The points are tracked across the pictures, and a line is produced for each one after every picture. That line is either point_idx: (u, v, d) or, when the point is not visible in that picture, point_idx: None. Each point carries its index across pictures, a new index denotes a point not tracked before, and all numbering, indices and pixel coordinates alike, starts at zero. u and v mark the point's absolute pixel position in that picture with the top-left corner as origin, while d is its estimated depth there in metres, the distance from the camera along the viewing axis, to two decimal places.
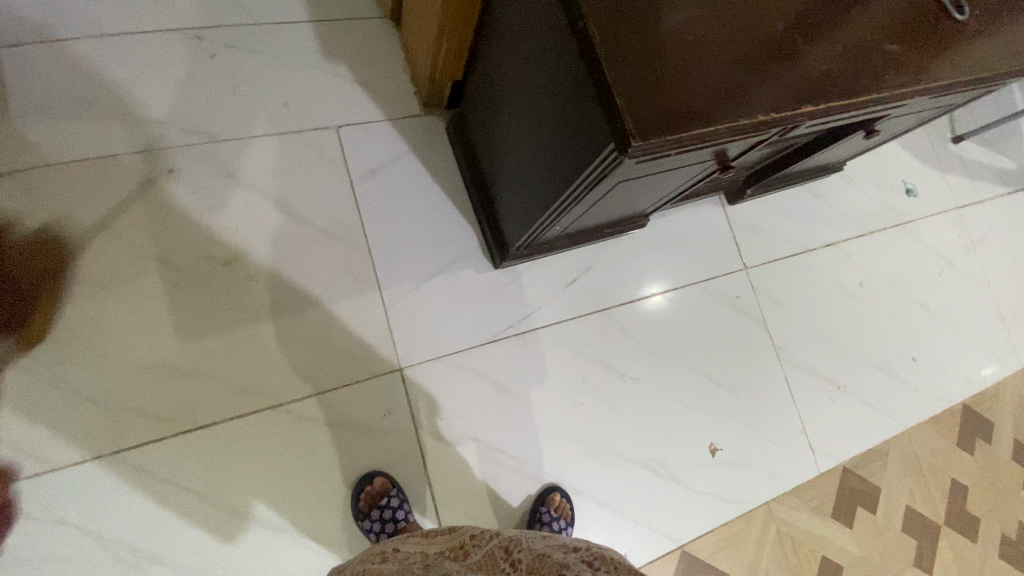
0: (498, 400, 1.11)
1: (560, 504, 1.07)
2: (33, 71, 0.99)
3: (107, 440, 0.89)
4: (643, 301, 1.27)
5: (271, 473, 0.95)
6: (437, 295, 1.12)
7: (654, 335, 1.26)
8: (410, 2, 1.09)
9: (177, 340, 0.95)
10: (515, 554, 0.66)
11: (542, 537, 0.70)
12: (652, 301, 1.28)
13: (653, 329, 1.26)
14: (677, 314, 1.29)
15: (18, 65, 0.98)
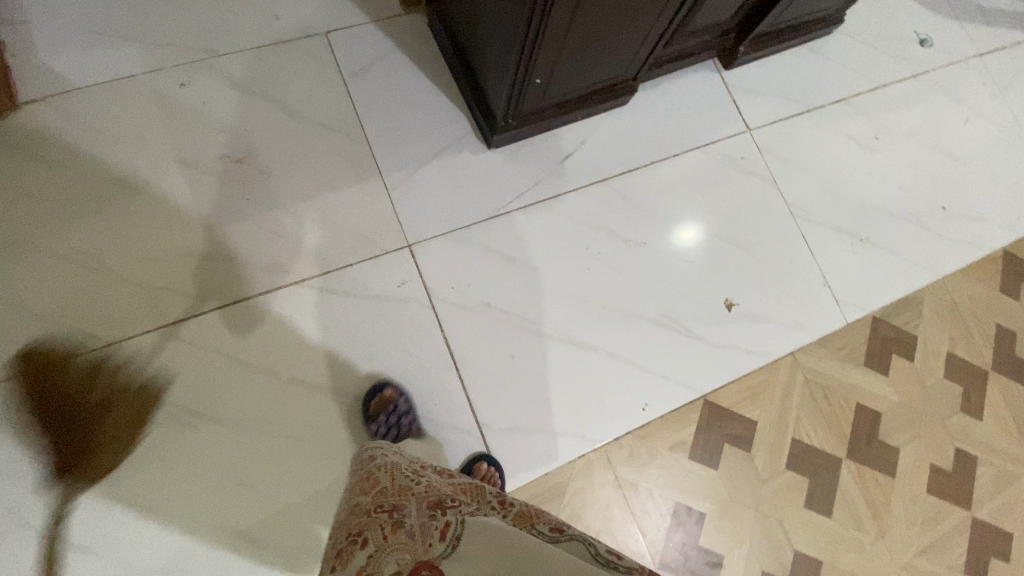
0: (505, 269, 1.15)
1: (487, 473, 1.01)
2: (51, 12, 1.10)
3: (153, 317, 1.00)
4: (676, 240, 1.25)
5: (301, 340, 1.04)
6: (436, 175, 1.16)
7: (691, 272, 1.23)
8: None
9: (203, 229, 1.05)
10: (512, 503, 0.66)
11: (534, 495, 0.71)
12: (687, 241, 1.25)
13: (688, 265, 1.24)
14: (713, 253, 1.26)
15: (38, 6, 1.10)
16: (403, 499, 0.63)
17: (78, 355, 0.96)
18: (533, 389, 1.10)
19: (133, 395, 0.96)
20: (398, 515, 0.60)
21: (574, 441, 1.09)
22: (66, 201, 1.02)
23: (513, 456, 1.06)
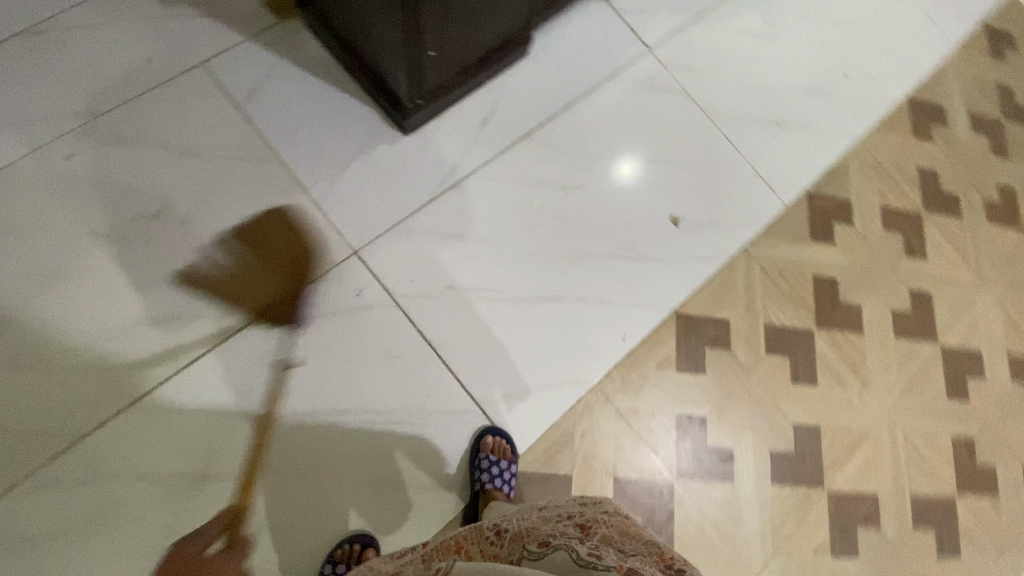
0: (457, 248, 1.15)
1: (497, 445, 1.03)
2: None
3: (120, 396, 0.97)
4: (617, 176, 1.27)
5: (276, 375, 1.02)
6: (361, 177, 1.14)
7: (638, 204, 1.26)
8: None
9: (142, 295, 1.01)
10: (506, 530, 0.71)
11: (531, 512, 0.75)
12: (626, 176, 1.28)
13: (633, 198, 1.27)
14: (654, 182, 1.29)
15: None
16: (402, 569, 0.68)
17: (54, 457, 0.93)
18: (517, 354, 1.12)
19: (125, 480, 0.94)
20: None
21: (566, 394, 1.11)
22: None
23: (516, 422, 1.08)
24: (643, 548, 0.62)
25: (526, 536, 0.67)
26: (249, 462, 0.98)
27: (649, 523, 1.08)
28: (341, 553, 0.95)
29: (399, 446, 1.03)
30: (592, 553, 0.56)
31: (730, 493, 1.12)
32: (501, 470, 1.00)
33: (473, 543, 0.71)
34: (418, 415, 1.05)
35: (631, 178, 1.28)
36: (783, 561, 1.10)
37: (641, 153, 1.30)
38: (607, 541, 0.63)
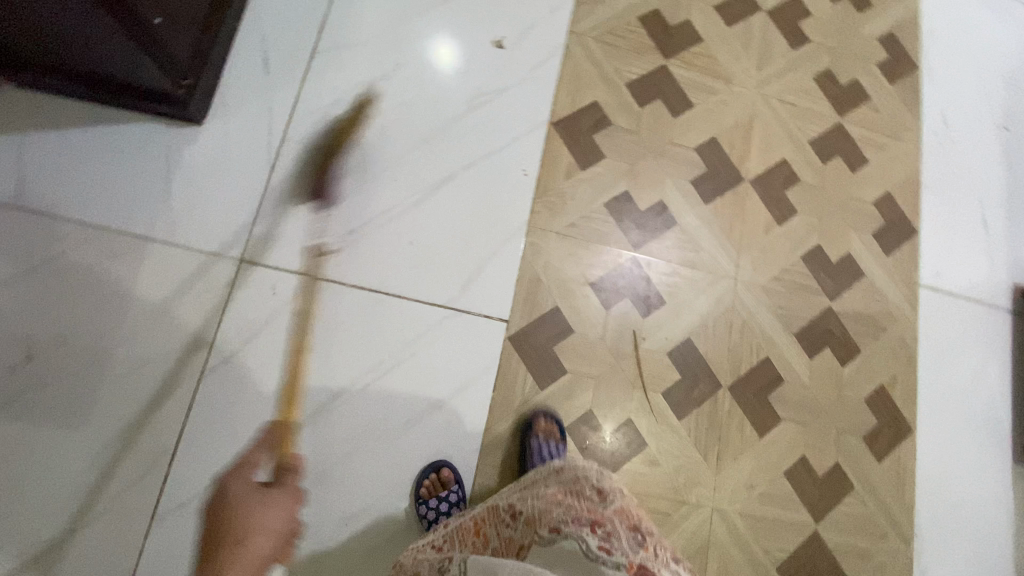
0: (331, 191, 1.06)
1: (547, 429, 1.05)
2: None
3: (136, 521, 0.89)
4: (436, 62, 1.18)
5: (260, 402, 0.97)
6: (191, 187, 1.02)
7: (474, 75, 1.19)
8: None
9: (78, 429, 0.91)
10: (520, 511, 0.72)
11: (544, 487, 0.75)
12: (444, 58, 1.19)
13: (466, 74, 1.19)
14: (469, 46, 1.21)
15: None
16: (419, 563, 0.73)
17: None
18: (449, 244, 1.10)
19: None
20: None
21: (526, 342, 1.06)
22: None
23: (489, 299, 1.10)
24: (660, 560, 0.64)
25: (536, 519, 0.67)
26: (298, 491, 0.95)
27: (640, 297, 1.17)
28: (427, 489, 0.98)
29: (409, 380, 1.03)
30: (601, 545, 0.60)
31: (681, 232, 1.22)
32: (550, 450, 1.01)
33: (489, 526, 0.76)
34: (406, 347, 1.04)
35: (449, 59, 1.19)
36: (748, 253, 1.25)
37: (452, 31, 1.22)
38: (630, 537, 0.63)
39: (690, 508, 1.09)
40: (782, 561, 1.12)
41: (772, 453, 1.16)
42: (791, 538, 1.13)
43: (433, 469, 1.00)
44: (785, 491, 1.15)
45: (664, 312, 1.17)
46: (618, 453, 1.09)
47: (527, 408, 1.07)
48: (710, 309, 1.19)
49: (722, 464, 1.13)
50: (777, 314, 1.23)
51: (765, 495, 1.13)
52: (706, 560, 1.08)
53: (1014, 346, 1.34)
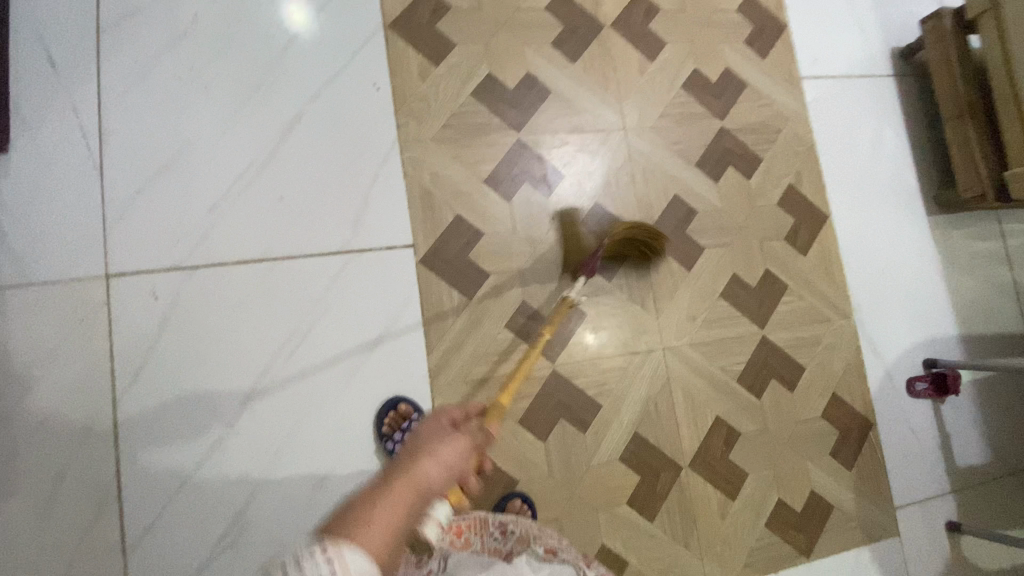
0: (175, 174, 0.98)
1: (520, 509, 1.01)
2: None
3: (109, 556, 0.87)
4: (285, 26, 1.06)
5: (189, 405, 0.93)
6: (21, 217, 0.92)
7: (335, 28, 1.08)
8: None
9: (7, 494, 0.86)
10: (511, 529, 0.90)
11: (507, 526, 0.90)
12: (294, 21, 1.07)
13: (323, 29, 1.08)
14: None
15: None
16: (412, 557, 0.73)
17: None
18: (322, 188, 1.04)
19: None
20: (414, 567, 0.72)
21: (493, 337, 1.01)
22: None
23: (384, 230, 1.05)
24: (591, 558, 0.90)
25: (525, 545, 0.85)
26: (258, 475, 0.93)
27: (537, 176, 1.13)
28: (389, 426, 0.97)
29: (334, 334, 1.00)
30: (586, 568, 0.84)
31: (559, 98, 1.17)
32: None
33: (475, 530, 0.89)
34: (317, 304, 1.00)
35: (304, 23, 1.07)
36: (629, 99, 1.22)
37: None
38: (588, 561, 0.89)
39: (644, 356, 1.14)
40: (739, 371, 1.19)
41: (706, 281, 1.19)
42: (742, 349, 1.20)
43: (390, 406, 0.99)
44: (726, 311, 1.20)
45: (565, 183, 1.14)
46: (562, 331, 1.11)
47: (460, 320, 1.06)
48: (608, 166, 1.18)
49: (661, 307, 1.16)
50: (675, 150, 1.22)
51: (709, 320, 1.18)
52: (670, 393, 1.14)
53: (902, 107, 1.38)
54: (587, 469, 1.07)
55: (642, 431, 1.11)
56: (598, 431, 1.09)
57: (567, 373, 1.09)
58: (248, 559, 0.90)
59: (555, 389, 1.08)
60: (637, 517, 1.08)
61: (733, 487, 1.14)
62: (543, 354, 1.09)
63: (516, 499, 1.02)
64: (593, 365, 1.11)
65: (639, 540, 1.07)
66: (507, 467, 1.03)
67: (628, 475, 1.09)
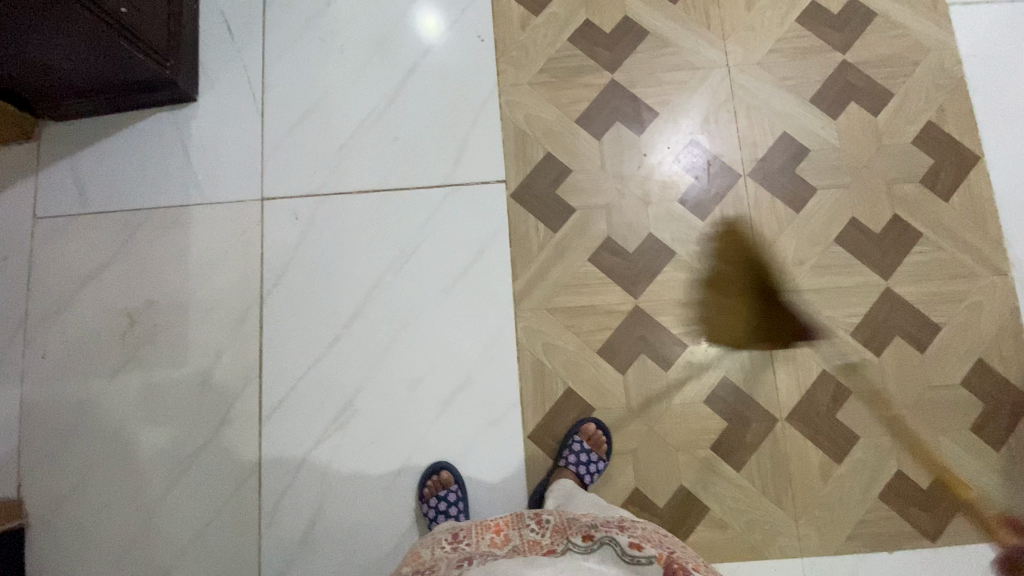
0: (317, 118, 1.17)
1: (595, 436, 1.03)
2: None
3: (251, 423, 1.06)
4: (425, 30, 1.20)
5: (316, 307, 1.10)
6: (207, 151, 1.16)
7: (465, 25, 1.19)
8: None
9: (183, 366, 1.09)
10: (547, 519, 0.85)
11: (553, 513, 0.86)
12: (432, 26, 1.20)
13: (457, 27, 1.19)
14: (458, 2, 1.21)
15: None
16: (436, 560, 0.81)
17: (263, 494, 1.05)
18: (430, 128, 1.16)
19: (315, 462, 1.06)
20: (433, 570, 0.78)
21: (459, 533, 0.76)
22: (122, 480, 1.08)
23: (480, 166, 1.15)
24: (651, 531, 0.81)
25: (567, 529, 0.81)
26: (365, 372, 1.08)
27: (632, 116, 1.14)
28: (429, 489, 1.03)
29: (433, 257, 1.12)
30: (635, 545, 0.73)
31: (657, 39, 1.17)
32: (590, 460, 1.00)
33: (512, 527, 0.86)
34: (420, 231, 1.13)
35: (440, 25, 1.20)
36: (735, 36, 1.17)
37: None
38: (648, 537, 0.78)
39: (739, 299, 1.07)
40: (855, 325, 1.07)
41: (816, 224, 1.10)
42: (858, 301, 1.08)
43: (433, 471, 1.04)
44: (840, 257, 1.09)
45: (660, 122, 1.13)
46: (650, 267, 1.09)
47: (546, 252, 1.11)
48: (708, 104, 1.14)
49: (762, 249, 1.09)
50: (784, 86, 1.15)
51: (819, 266, 1.08)
52: (769, 340, 1.06)
53: None
54: (667, 408, 1.05)
55: (732, 375, 1.05)
56: (682, 370, 1.06)
57: (652, 309, 1.08)
58: (353, 439, 1.06)
59: (638, 324, 1.07)
60: (721, 464, 1.03)
61: (839, 449, 1.03)
62: (628, 289, 1.09)
63: (590, 425, 1.04)
64: (681, 304, 1.07)
65: (722, 488, 1.02)
66: (583, 394, 1.06)
67: (713, 419, 1.04)
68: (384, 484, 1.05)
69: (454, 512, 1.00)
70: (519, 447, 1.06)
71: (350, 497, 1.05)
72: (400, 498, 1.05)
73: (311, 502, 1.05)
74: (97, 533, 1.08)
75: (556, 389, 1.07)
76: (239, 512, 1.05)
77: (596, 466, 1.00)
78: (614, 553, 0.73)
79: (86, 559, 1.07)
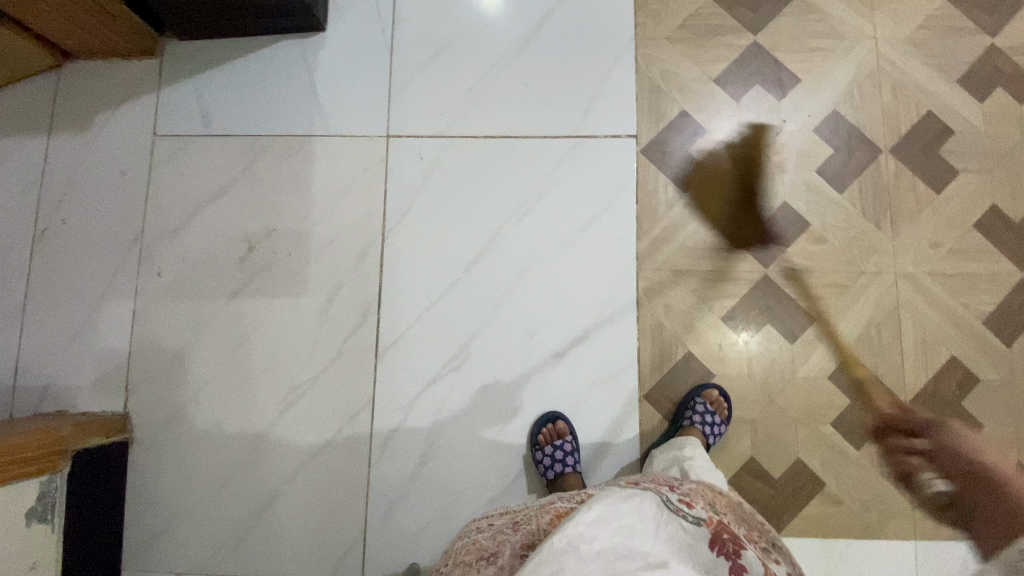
0: (447, 58, 1.14)
1: (716, 402, 1.01)
2: (51, 368, 1.10)
3: (367, 357, 1.07)
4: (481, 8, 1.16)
5: (437, 248, 1.09)
6: (334, 83, 1.14)
7: None
8: (47, 32, 1.06)
9: (301, 295, 1.08)
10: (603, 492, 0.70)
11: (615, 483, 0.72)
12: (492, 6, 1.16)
13: None
14: None
15: (47, 376, 1.09)
16: (499, 545, 0.71)
17: (375, 428, 1.05)
18: (563, 78, 1.13)
19: (428, 402, 1.06)
20: (494, 557, 0.69)
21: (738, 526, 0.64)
22: (229, 405, 1.07)
23: (612, 120, 1.12)
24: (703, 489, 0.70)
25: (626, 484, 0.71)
26: (481, 317, 1.07)
27: (772, 82, 1.11)
28: (543, 437, 1.02)
29: (558, 207, 1.10)
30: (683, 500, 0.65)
31: (805, 5, 1.13)
32: (713, 424, 0.99)
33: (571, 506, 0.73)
34: (546, 180, 1.11)
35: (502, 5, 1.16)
36: (886, 8, 1.13)
37: None
38: (696, 494, 0.69)
39: (871, 277, 1.05)
40: (988, 313, 1.04)
41: (955, 209, 1.07)
42: (993, 290, 1.05)
43: (547, 420, 1.03)
44: (978, 243, 1.06)
45: (801, 91, 1.11)
46: (781, 236, 1.07)
47: (674, 212, 1.09)
48: (852, 77, 1.11)
49: (898, 228, 1.06)
50: (932, 65, 1.12)
51: (955, 251, 1.06)
52: (899, 321, 1.04)
53: None
54: (789, 379, 1.03)
55: (859, 353, 1.03)
56: (807, 344, 1.04)
57: (781, 280, 1.06)
58: (467, 383, 1.06)
59: (765, 293, 1.05)
60: (840, 440, 1.01)
61: None
62: (757, 257, 1.07)
63: (713, 390, 1.02)
64: (810, 277, 1.05)
65: (839, 464, 1.01)
66: (702, 358, 1.05)
67: (836, 395, 1.02)
68: (496, 429, 1.05)
69: (570, 462, 0.99)
70: (634, 406, 1.04)
71: (460, 439, 1.05)
72: (510, 445, 1.05)
73: (420, 440, 1.05)
74: (198, 453, 1.06)
75: (675, 351, 1.05)
76: (349, 445, 1.05)
77: (717, 431, 0.99)
78: (660, 499, 0.64)
79: (188, 480, 1.06)
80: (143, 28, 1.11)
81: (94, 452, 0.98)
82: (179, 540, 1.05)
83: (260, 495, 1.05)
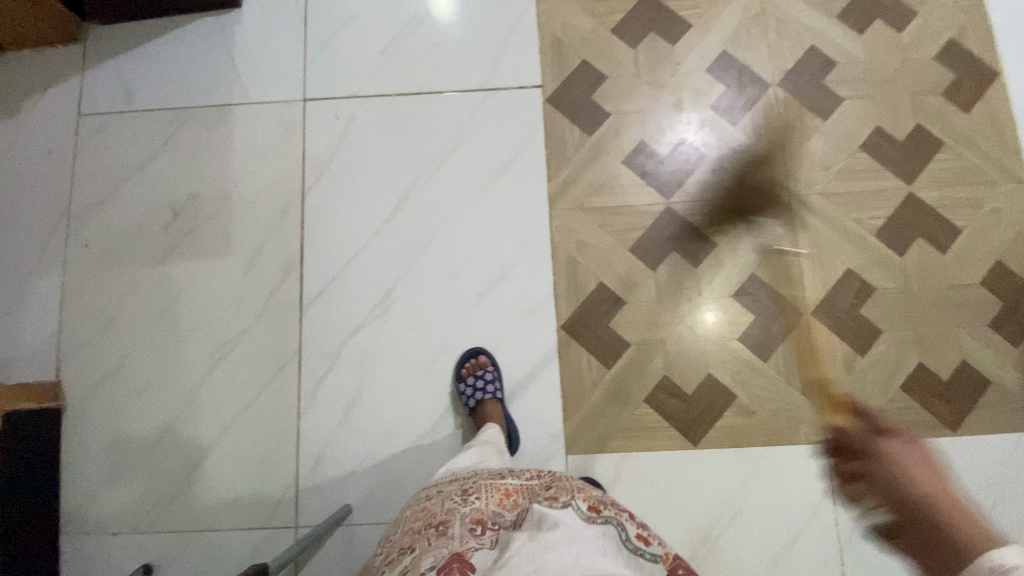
0: (358, 25, 1.20)
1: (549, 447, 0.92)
2: None
3: (292, 311, 1.10)
4: None
5: (355, 202, 1.13)
6: (251, 55, 1.19)
7: None
8: None
9: (226, 256, 1.12)
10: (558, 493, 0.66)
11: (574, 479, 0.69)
12: None
13: None
14: None
15: None
16: (448, 514, 0.67)
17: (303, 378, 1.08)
18: (469, 36, 1.19)
19: (354, 349, 1.09)
20: (443, 527, 0.65)
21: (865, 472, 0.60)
22: (160, 367, 1.09)
23: (517, 72, 1.18)
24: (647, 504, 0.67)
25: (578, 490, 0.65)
26: (402, 265, 1.11)
27: (665, 28, 1.18)
28: (466, 370, 1.05)
29: (470, 157, 1.15)
30: (641, 537, 0.60)
31: None
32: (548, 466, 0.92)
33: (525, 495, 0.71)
34: (458, 133, 1.16)
35: None
36: None
37: None
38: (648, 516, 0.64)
39: None
40: (879, 227, 1.11)
41: (842, 132, 1.14)
42: (882, 204, 1.11)
43: (471, 355, 1.07)
44: (865, 162, 1.13)
45: (692, 35, 1.18)
46: (681, 169, 1.13)
47: (581, 154, 1.15)
48: (738, 19, 1.18)
49: (790, 154, 1.13)
50: (812, 4, 1.19)
51: (844, 171, 1.12)
52: (796, 239, 1.10)
53: None
54: (698, 302, 1.08)
55: (761, 272, 1.09)
56: (712, 267, 1.09)
57: (684, 210, 1.11)
58: (391, 328, 1.10)
59: (670, 223, 1.11)
60: (749, 354, 1.06)
61: (863, 342, 1.07)
62: (660, 190, 1.12)
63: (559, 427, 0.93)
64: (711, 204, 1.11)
65: (751, 378, 1.05)
66: (615, 288, 1.09)
67: (743, 313, 1.07)
68: (421, 370, 1.09)
69: (491, 390, 1.02)
70: (553, 337, 1.09)
71: (386, 383, 1.08)
72: (436, 385, 1.08)
73: (348, 387, 1.08)
74: (131, 416, 1.08)
75: (589, 284, 1.10)
76: (279, 397, 1.08)
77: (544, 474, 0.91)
78: (617, 537, 0.59)
79: (122, 443, 1.08)
80: (65, 14, 1.16)
81: (26, 413, 1.00)
82: (116, 503, 1.06)
83: (192, 453, 1.07)
